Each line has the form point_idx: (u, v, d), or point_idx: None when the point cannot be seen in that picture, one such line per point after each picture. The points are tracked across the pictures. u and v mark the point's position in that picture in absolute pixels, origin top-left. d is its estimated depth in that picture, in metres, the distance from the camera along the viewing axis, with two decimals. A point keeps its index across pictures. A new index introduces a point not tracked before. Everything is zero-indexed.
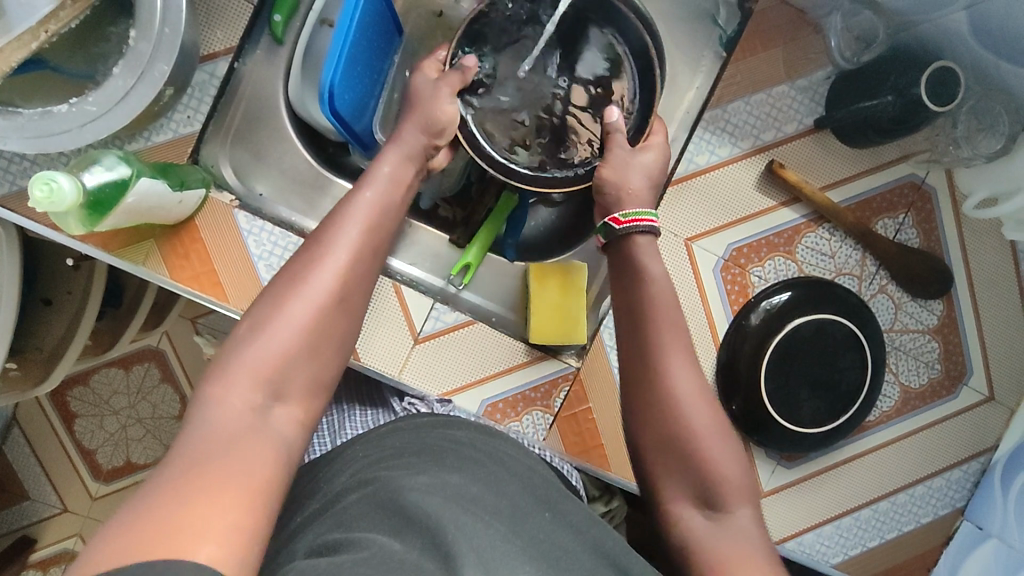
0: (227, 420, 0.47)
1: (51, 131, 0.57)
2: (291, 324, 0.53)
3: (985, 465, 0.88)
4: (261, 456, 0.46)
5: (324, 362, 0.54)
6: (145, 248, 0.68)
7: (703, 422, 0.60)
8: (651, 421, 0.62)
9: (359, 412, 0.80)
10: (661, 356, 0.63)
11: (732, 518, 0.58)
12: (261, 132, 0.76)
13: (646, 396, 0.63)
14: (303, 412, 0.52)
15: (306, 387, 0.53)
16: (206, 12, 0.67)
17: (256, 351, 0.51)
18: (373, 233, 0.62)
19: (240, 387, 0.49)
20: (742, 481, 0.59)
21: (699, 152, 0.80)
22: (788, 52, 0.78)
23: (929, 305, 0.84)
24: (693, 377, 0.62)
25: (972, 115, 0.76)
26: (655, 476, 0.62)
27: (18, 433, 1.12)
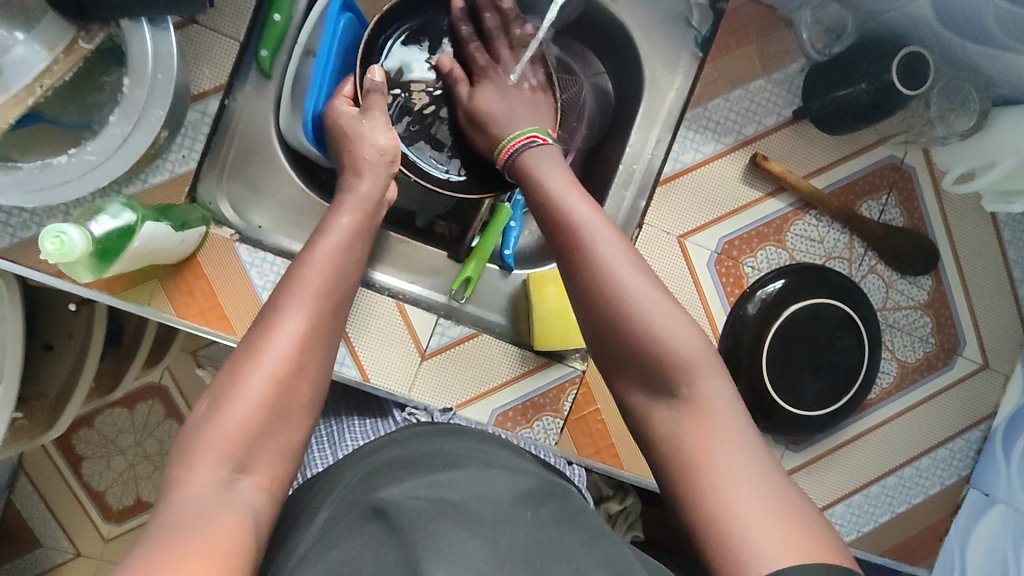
0: (190, 503, 0.44)
1: (52, 183, 0.57)
2: (249, 394, 0.50)
3: (985, 432, 0.91)
4: (229, 532, 0.43)
5: (289, 429, 0.51)
6: (149, 288, 0.69)
7: (644, 299, 0.54)
8: (587, 316, 0.56)
9: (356, 422, 0.74)
10: (584, 243, 0.56)
11: (697, 399, 0.51)
12: (255, 165, 0.76)
13: (577, 290, 0.56)
14: (270, 480, 0.49)
15: (274, 457, 0.50)
16: (193, 53, 0.69)
17: (214, 429, 0.48)
18: (332, 292, 0.57)
19: (203, 467, 0.47)
20: (701, 353, 0.53)
21: (684, 151, 0.81)
22: (762, 47, 0.80)
23: (918, 281, 0.86)
24: (620, 252, 0.56)
25: (943, 96, 0.78)
26: (610, 376, 0.56)
27: (25, 481, 1.12)
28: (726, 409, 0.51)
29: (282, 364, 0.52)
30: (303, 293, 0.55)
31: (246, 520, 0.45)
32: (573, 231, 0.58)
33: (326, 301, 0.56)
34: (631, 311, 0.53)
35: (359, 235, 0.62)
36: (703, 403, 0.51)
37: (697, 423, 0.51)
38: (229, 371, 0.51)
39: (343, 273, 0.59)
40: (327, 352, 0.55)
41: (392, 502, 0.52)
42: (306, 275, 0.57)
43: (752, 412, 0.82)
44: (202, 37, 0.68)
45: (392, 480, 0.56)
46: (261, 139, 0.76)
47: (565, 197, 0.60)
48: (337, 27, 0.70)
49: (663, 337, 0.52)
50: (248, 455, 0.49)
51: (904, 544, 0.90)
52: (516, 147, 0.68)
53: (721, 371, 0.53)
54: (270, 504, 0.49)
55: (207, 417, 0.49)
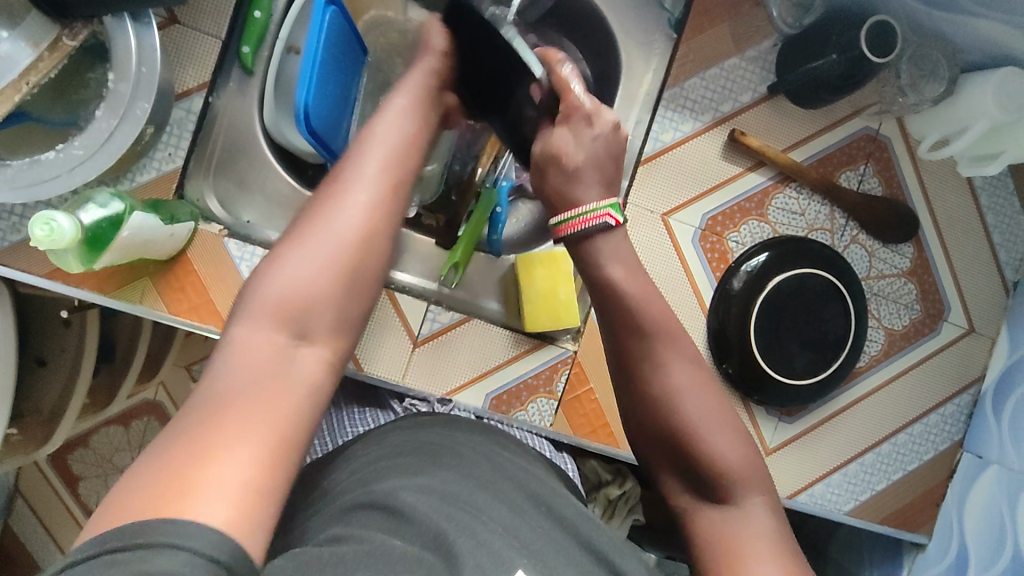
0: (245, 364, 0.45)
1: (41, 179, 0.58)
2: (316, 259, 0.50)
3: (976, 396, 0.92)
4: (280, 405, 0.44)
5: (353, 299, 0.51)
6: (140, 286, 0.69)
7: (708, 420, 0.58)
8: (645, 420, 0.60)
9: (356, 411, 0.73)
10: (647, 359, 0.60)
11: (746, 511, 0.56)
12: (240, 161, 0.77)
13: (638, 397, 0.60)
14: (333, 352, 0.49)
15: (333, 325, 0.49)
16: (177, 52, 0.70)
17: (279, 286, 0.48)
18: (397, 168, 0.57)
19: (263, 326, 0.47)
20: (754, 471, 0.57)
21: (663, 131, 0.82)
22: (734, 26, 0.81)
23: (901, 249, 0.88)
24: (690, 374, 0.59)
25: (912, 64, 0.80)
26: (657, 473, 0.61)
27: (22, 504, 1.11)
28: (771, 523, 0.55)
29: (353, 233, 0.52)
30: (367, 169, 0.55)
31: (301, 394, 0.45)
32: (637, 347, 0.60)
33: (392, 174, 0.56)
34: (689, 428, 0.57)
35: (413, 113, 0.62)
36: (751, 513, 0.55)
37: (746, 530, 0.54)
38: (299, 228, 0.52)
39: (410, 154, 0.59)
40: (392, 224, 0.55)
41: (397, 489, 0.53)
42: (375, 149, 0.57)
43: (744, 386, 0.83)
44: (185, 36, 0.70)
45: (396, 468, 0.56)
46: (246, 136, 0.77)
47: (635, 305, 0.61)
48: (323, 20, 0.70)
49: (718, 454, 0.57)
50: (310, 318, 0.48)
51: (902, 511, 0.91)
52: (577, 231, 0.63)
53: (770, 490, 0.58)
54: (331, 377, 0.48)
55: (269, 270, 0.49)
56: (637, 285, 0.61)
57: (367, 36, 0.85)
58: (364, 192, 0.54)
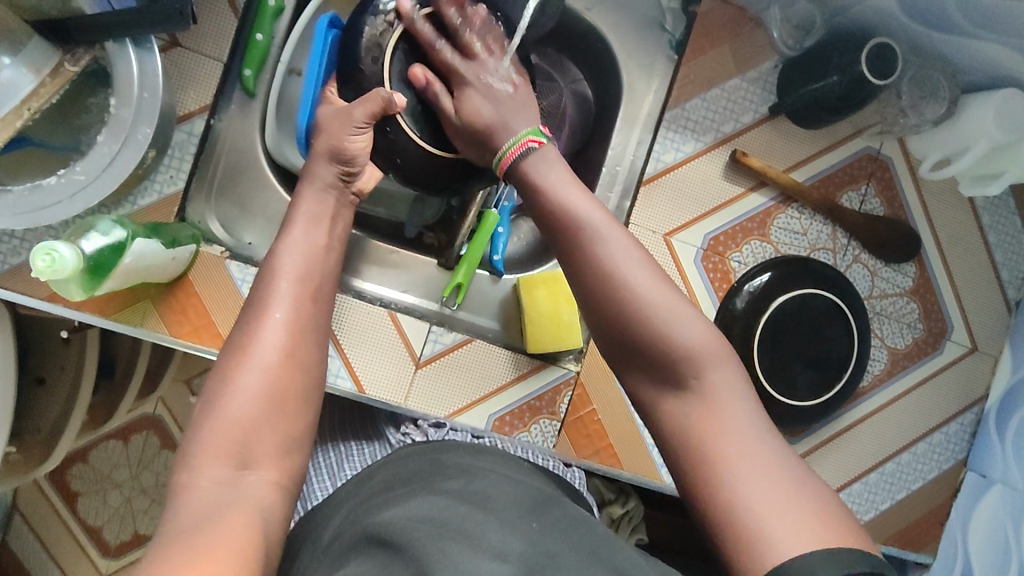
0: (194, 505, 0.45)
1: (42, 205, 0.58)
2: (242, 396, 0.51)
3: (979, 415, 0.92)
4: (236, 525, 0.44)
5: (289, 422, 0.53)
6: (142, 309, 0.69)
7: (647, 290, 0.54)
8: (591, 308, 0.56)
9: (355, 449, 0.73)
10: (581, 238, 0.56)
11: (709, 387, 0.51)
12: (242, 184, 0.76)
13: (580, 282, 0.56)
14: (279, 473, 0.50)
15: (276, 449, 0.51)
16: (179, 75, 0.70)
17: (214, 429, 0.50)
18: (306, 285, 0.59)
19: (205, 468, 0.47)
20: (706, 343, 0.52)
21: (665, 151, 0.82)
22: (735, 48, 0.81)
23: (903, 268, 0.88)
24: (622, 248, 0.55)
25: (913, 85, 0.80)
26: (619, 370, 0.56)
27: (21, 519, 1.10)
28: (735, 396, 0.51)
29: (275, 360, 0.54)
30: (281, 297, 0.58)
31: (254, 511, 0.46)
32: (570, 226, 0.57)
33: (301, 293, 0.59)
34: (635, 309, 0.53)
35: (323, 219, 0.64)
36: (715, 392, 0.51)
37: (713, 409, 0.51)
38: (221, 372, 0.53)
39: (319, 268, 0.61)
40: (313, 347, 0.57)
41: (391, 519, 0.53)
42: (285, 272, 0.59)
43: None
44: (187, 60, 0.70)
45: (394, 499, 0.56)
46: (246, 158, 0.76)
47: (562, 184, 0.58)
48: (325, 43, 0.70)
49: (671, 331, 0.52)
50: (250, 448, 0.50)
51: (908, 530, 0.91)
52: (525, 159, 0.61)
53: (732, 358, 0.53)
54: (281, 497, 0.49)
55: (201, 423, 0.50)
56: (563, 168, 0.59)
57: None
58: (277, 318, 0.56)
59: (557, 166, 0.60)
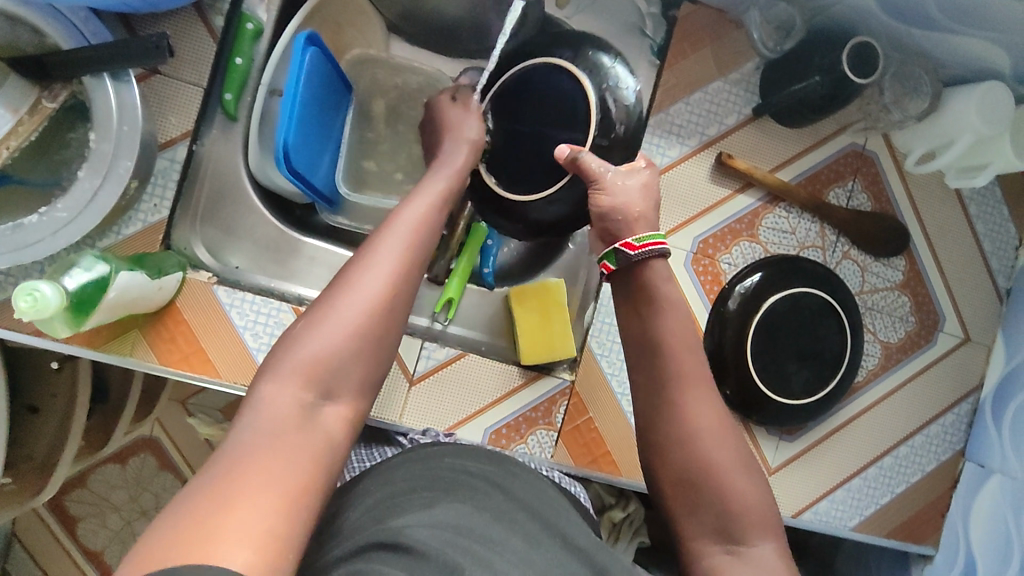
0: (267, 421, 0.42)
1: (25, 243, 0.57)
2: (344, 310, 0.47)
3: (974, 405, 0.93)
4: (302, 457, 0.41)
5: (378, 360, 0.48)
6: (131, 339, 0.69)
7: (722, 453, 0.56)
8: (667, 453, 0.58)
9: (360, 449, 0.71)
10: (670, 387, 0.58)
11: (759, 556, 0.54)
12: (226, 208, 0.76)
13: (662, 428, 0.58)
14: (354, 414, 0.46)
15: (358, 386, 0.47)
16: (158, 102, 0.69)
17: (311, 341, 0.46)
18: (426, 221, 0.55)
19: (290, 380, 0.44)
20: (765, 512, 0.55)
21: (651, 157, 0.82)
22: (716, 50, 0.81)
23: (892, 262, 0.89)
24: (708, 408, 0.58)
25: (896, 81, 0.80)
26: (675, 516, 0.57)
27: (21, 548, 1.10)
28: (780, 572, 0.53)
29: (380, 288, 0.49)
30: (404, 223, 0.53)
31: (322, 449, 0.42)
32: (660, 377, 0.59)
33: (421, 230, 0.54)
34: (711, 464, 0.56)
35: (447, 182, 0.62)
36: (758, 560, 0.53)
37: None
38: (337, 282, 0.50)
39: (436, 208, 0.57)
40: (416, 284, 0.52)
41: (410, 524, 0.52)
42: (411, 207, 0.56)
43: (743, 407, 0.83)
44: (166, 87, 0.69)
45: (411, 504, 0.54)
46: (232, 182, 0.76)
47: (662, 327, 0.60)
48: (303, 61, 0.68)
49: (736, 492, 0.55)
50: (342, 375, 0.46)
51: (907, 524, 0.92)
52: (654, 251, 0.62)
53: (779, 535, 0.56)
54: (350, 438, 0.46)
55: (301, 332, 0.46)
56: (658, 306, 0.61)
57: (350, 74, 0.84)
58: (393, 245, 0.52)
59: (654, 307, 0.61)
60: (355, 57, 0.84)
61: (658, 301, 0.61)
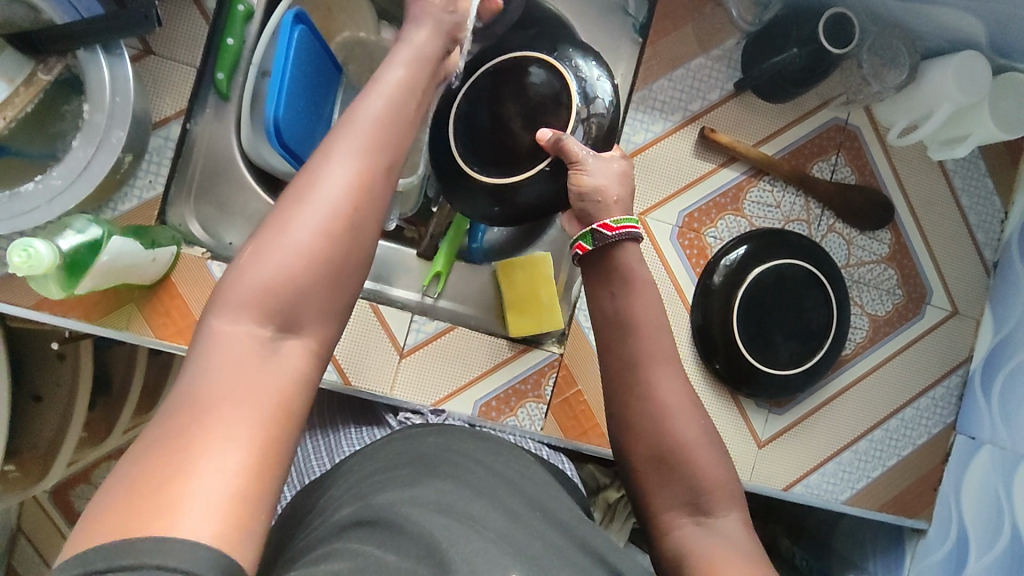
0: (220, 365, 0.39)
1: (22, 211, 0.59)
2: (296, 238, 0.43)
3: (964, 377, 0.93)
4: (264, 400, 0.39)
5: (342, 284, 0.45)
6: (126, 312, 0.71)
7: (687, 429, 0.56)
8: (637, 431, 0.57)
9: (351, 430, 0.74)
10: (641, 366, 0.57)
11: (724, 526, 0.54)
12: (222, 184, 0.78)
13: (631, 407, 0.57)
14: (320, 343, 0.44)
15: (323, 314, 0.44)
16: (153, 81, 0.71)
17: (262, 272, 0.42)
18: (388, 130, 0.49)
19: (243, 317, 0.41)
20: (728, 483, 0.56)
21: (635, 132, 0.83)
22: (697, 26, 0.83)
23: (878, 235, 0.89)
24: (674, 386, 0.57)
25: (873, 54, 0.82)
26: (644, 491, 0.57)
27: (26, 543, 1.09)
28: (744, 540, 0.54)
29: (334, 210, 0.44)
30: (355, 134, 0.47)
31: (286, 388, 0.41)
32: (630, 358, 0.58)
33: (382, 143, 0.48)
34: (677, 440, 0.56)
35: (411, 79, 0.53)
36: (725, 531, 0.54)
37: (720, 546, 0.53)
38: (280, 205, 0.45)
39: (402, 115, 0.51)
40: (383, 201, 0.47)
41: (390, 501, 0.51)
42: (366, 114, 0.49)
43: (732, 381, 0.84)
44: (160, 66, 0.71)
45: (391, 481, 0.54)
46: (225, 160, 0.77)
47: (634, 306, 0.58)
48: (291, 37, 0.71)
49: (702, 466, 0.56)
50: (296, 309, 0.43)
51: (899, 498, 0.92)
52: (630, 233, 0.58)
53: (743, 505, 0.56)
54: (317, 369, 0.43)
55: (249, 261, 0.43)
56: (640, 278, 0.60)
57: (340, 56, 0.85)
58: (348, 159, 0.46)
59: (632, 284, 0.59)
60: (345, 38, 0.85)
61: (620, 283, 0.58)
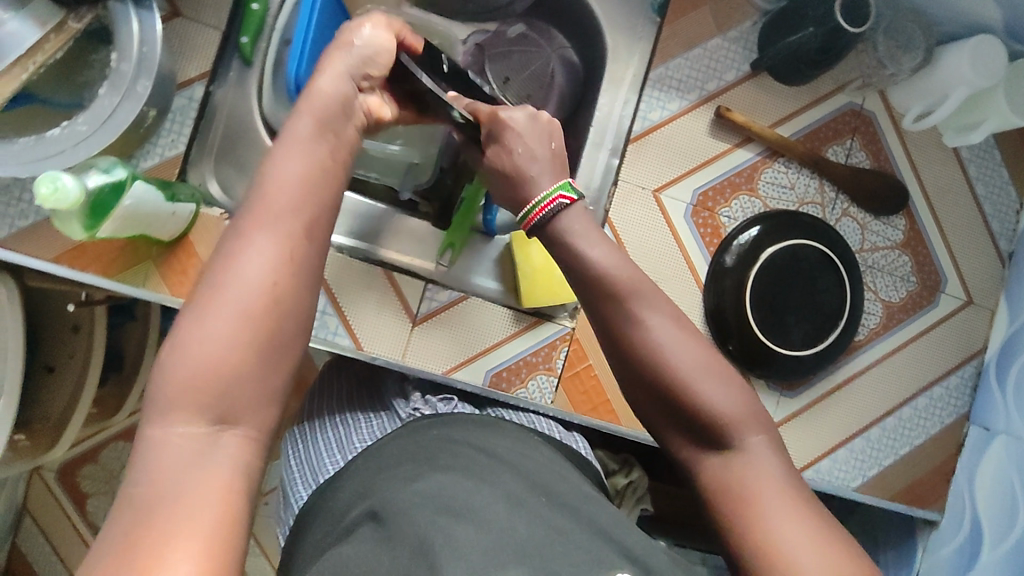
0: (162, 471, 0.37)
1: (45, 155, 0.60)
2: (219, 330, 0.41)
3: (979, 367, 0.92)
4: (206, 496, 0.37)
5: (281, 358, 0.43)
6: (144, 270, 0.71)
7: (687, 361, 0.52)
8: (634, 374, 0.54)
9: (361, 421, 0.66)
10: (629, 310, 0.54)
11: (749, 454, 0.50)
12: (243, 147, 0.77)
13: (623, 356, 0.54)
14: (261, 426, 0.41)
15: (261, 398, 0.42)
16: (181, 45, 0.74)
17: (190, 370, 0.40)
18: (306, 198, 0.46)
19: (179, 419, 0.39)
20: (743, 405, 0.51)
21: (651, 110, 0.84)
22: (716, 8, 0.84)
23: (892, 221, 0.89)
24: (664, 324, 0.53)
25: (887, 36, 0.83)
26: (659, 431, 0.54)
27: (30, 523, 1.02)
28: (774, 464, 0.49)
29: (256, 293, 0.42)
30: (276, 211, 0.44)
31: (232, 481, 0.38)
32: (615, 305, 0.54)
33: (299, 211, 0.45)
34: (674, 378, 0.51)
35: (326, 136, 0.50)
36: (755, 457, 0.49)
37: (746, 477, 0.49)
38: (200, 295, 0.42)
39: (316, 173, 0.48)
40: (312, 267, 0.45)
41: (394, 501, 0.50)
42: (273, 181, 0.46)
43: (745, 362, 0.83)
44: (187, 30, 0.74)
45: (394, 478, 0.53)
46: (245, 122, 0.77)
47: (611, 263, 0.55)
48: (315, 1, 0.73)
49: (710, 396, 0.51)
50: (232, 400, 0.40)
51: (912, 488, 0.90)
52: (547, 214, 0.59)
53: (771, 428, 0.51)
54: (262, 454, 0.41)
55: (177, 361, 0.40)
56: (611, 264, 0.56)
57: None
58: (263, 238, 0.43)
59: (593, 239, 0.57)
60: None
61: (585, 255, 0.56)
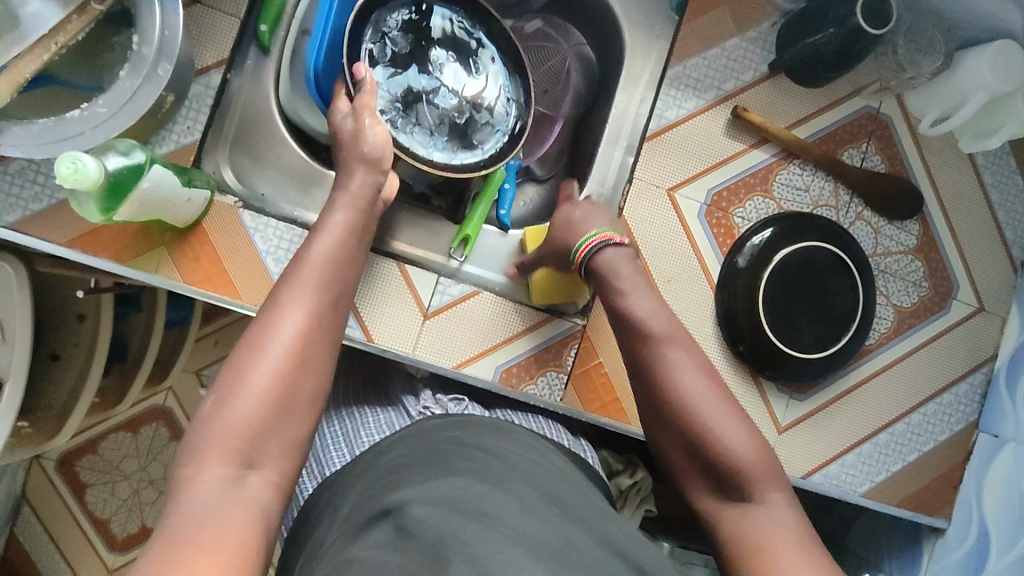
0: (196, 502, 0.44)
1: (65, 135, 0.60)
2: (254, 389, 0.50)
3: (989, 374, 0.92)
4: (232, 528, 0.43)
5: (301, 421, 0.51)
6: (157, 256, 0.71)
7: (713, 414, 0.60)
8: (662, 423, 0.63)
9: (369, 416, 0.70)
10: (664, 367, 0.63)
11: (765, 506, 0.56)
12: (257, 136, 0.79)
13: (656, 408, 0.63)
14: (280, 475, 0.49)
15: (283, 451, 0.50)
16: (198, 32, 0.73)
17: (227, 420, 0.48)
18: (328, 289, 0.57)
19: (211, 461, 0.47)
20: (762, 459, 0.58)
21: (668, 108, 0.84)
22: (735, 8, 0.84)
23: (906, 226, 0.89)
24: (697, 378, 0.62)
25: (909, 38, 0.83)
26: (681, 479, 0.62)
27: (28, 512, 1.01)
28: (790, 517, 0.55)
29: (284, 362, 0.51)
30: (304, 295, 0.55)
31: (254, 518, 0.45)
32: (653, 364, 0.64)
33: (322, 300, 0.56)
34: (701, 427, 0.60)
35: (353, 231, 0.62)
36: (773, 510, 0.56)
37: (763, 526, 0.55)
38: (236, 362, 0.51)
39: (337, 268, 0.59)
40: (329, 349, 0.55)
41: (407, 499, 0.49)
42: (308, 274, 0.57)
43: (756, 364, 0.83)
44: (206, 17, 0.73)
45: (410, 478, 0.52)
46: (262, 111, 0.78)
47: (652, 321, 0.65)
48: None
49: (732, 446, 0.58)
50: (256, 450, 0.48)
51: (919, 494, 0.90)
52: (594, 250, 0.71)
53: (787, 487, 0.58)
54: (280, 498, 0.48)
55: (216, 413, 0.49)
56: (648, 320, 0.66)
57: None
58: (295, 318, 0.54)
59: (641, 294, 0.67)
60: None
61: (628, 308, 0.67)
